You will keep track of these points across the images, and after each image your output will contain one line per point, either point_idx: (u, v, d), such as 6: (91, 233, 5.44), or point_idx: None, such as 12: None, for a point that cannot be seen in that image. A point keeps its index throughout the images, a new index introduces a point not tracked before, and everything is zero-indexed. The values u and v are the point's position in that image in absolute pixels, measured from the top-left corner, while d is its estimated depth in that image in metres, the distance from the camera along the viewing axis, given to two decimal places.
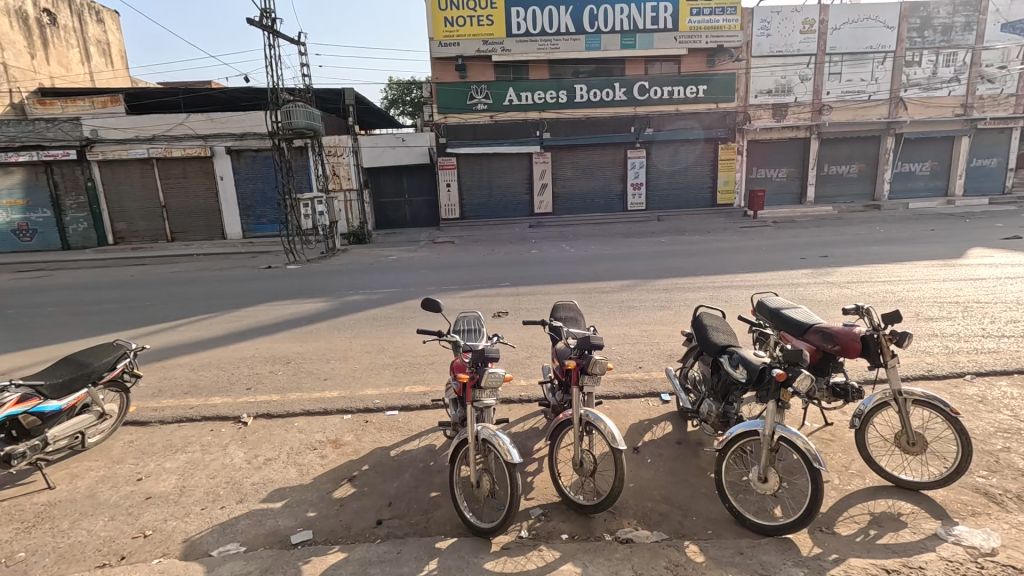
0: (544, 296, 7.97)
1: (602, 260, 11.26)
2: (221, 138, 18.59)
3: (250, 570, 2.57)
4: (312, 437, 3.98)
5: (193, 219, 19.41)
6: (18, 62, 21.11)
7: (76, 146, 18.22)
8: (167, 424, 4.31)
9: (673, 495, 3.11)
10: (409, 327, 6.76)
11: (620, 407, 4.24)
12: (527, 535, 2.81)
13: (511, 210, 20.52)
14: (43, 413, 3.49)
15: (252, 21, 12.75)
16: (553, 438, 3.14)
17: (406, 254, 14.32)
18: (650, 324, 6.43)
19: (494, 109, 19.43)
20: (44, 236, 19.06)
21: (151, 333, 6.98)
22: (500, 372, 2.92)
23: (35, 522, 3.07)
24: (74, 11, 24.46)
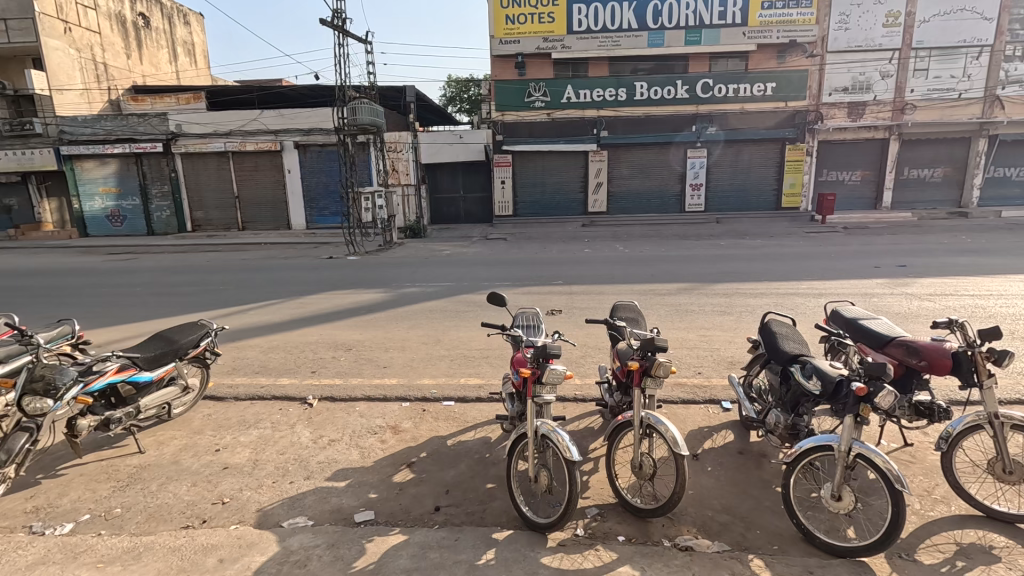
0: (598, 296, 7.89)
1: (658, 262, 11.02)
2: (290, 133, 19.53)
3: (318, 543, 2.70)
4: (372, 422, 4.12)
5: (262, 210, 20.52)
6: (116, 62, 23.23)
7: (163, 140, 19.72)
8: (240, 400, 4.60)
9: (736, 507, 3.00)
10: (464, 320, 6.87)
11: (679, 413, 4.14)
12: (583, 533, 2.80)
13: (564, 209, 20.39)
14: (138, 382, 3.79)
15: (324, 21, 13.35)
16: (611, 438, 3.10)
17: (460, 249, 14.53)
18: (709, 330, 6.23)
19: (552, 106, 19.34)
20: (133, 221, 20.80)
21: (226, 315, 7.48)
22: (561, 369, 2.91)
23: (129, 482, 3.36)
24: (166, 14, 26.43)
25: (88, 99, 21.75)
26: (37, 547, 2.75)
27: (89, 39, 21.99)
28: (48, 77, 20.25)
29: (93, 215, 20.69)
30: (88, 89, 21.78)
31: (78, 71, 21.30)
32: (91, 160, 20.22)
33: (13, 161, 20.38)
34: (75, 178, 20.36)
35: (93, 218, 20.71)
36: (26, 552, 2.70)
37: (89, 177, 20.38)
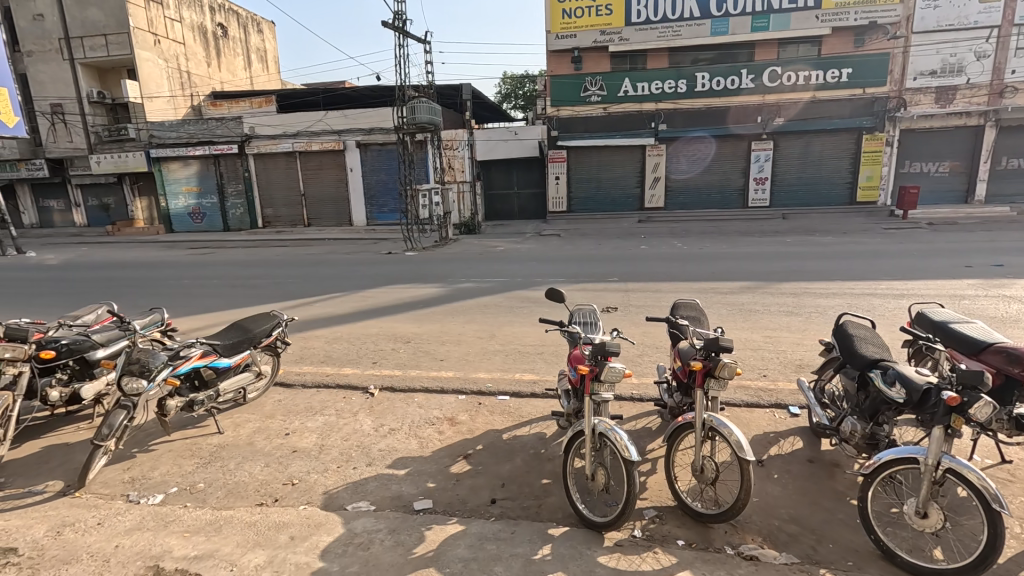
0: (655, 294, 7.67)
1: (720, 260, 10.60)
2: (352, 132, 20.31)
3: (380, 528, 2.81)
4: (430, 413, 4.23)
5: (326, 207, 21.48)
6: (198, 70, 25.06)
7: (238, 142, 21.05)
8: (307, 387, 4.86)
9: (805, 518, 2.84)
10: (520, 316, 6.90)
11: (743, 416, 3.97)
12: (641, 535, 2.74)
13: (620, 204, 19.98)
14: (218, 367, 4.06)
15: (386, 23, 13.79)
16: (671, 440, 3.01)
17: (513, 246, 14.57)
18: (775, 330, 5.93)
19: (609, 100, 18.98)
20: (211, 218, 22.35)
21: (295, 307, 7.92)
22: (620, 367, 2.84)
23: (209, 460, 3.62)
24: (241, 24, 28.18)
25: (173, 105, 23.62)
26: (134, 514, 3.02)
27: (175, 50, 23.86)
28: (140, 86, 22.16)
29: (178, 212, 22.42)
30: (174, 97, 23.67)
31: (165, 80, 23.17)
32: (176, 162, 21.88)
33: (110, 163, 22.44)
34: (163, 178, 22.10)
35: (177, 216, 22.48)
36: (123, 518, 2.97)
37: (174, 177, 22.06)
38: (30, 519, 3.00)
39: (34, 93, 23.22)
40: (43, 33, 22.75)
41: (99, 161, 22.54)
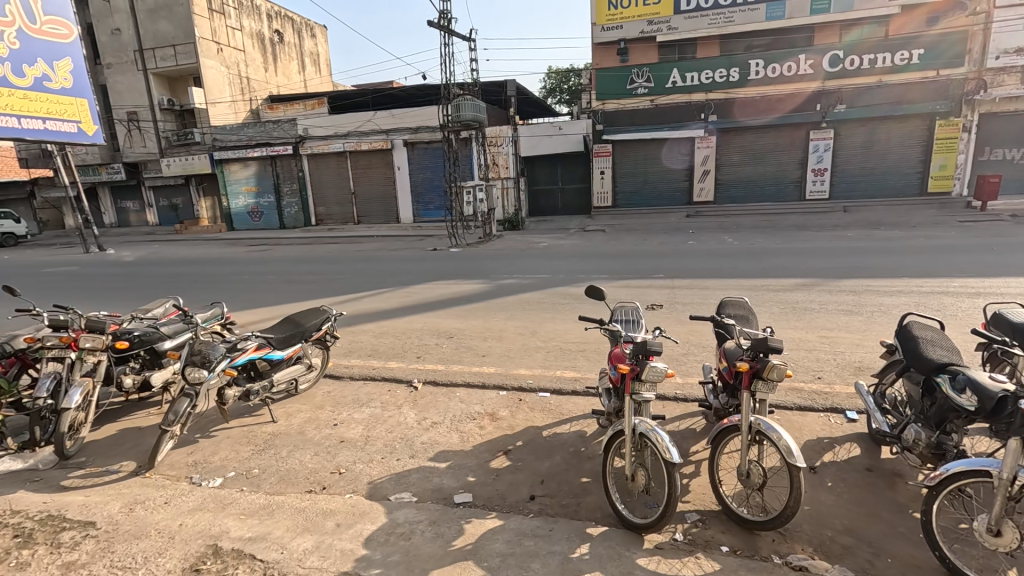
0: (702, 291, 7.45)
1: (773, 256, 10.16)
2: (400, 131, 20.76)
3: (420, 519, 2.88)
4: (471, 408, 4.28)
5: (374, 205, 22.07)
6: (256, 75, 26.35)
7: (293, 143, 21.96)
8: (355, 380, 5.03)
9: (861, 530, 2.69)
10: (562, 313, 6.88)
11: (795, 420, 3.79)
12: (683, 539, 2.68)
13: (667, 198, 19.46)
14: (272, 359, 4.28)
15: (432, 22, 14.04)
16: (716, 443, 2.91)
17: (557, 241, 14.49)
18: (831, 330, 5.63)
19: (656, 92, 18.52)
20: (269, 216, 23.48)
21: (344, 301, 8.22)
22: (662, 366, 2.77)
23: (264, 447, 3.82)
24: (295, 29, 29.35)
25: (234, 110, 25.03)
26: (196, 495, 3.23)
27: (236, 57, 25.20)
28: (205, 92, 23.60)
29: (238, 211, 23.68)
30: (235, 101, 25.08)
31: (227, 86, 24.54)
32: (237, 163, 23.07)
33: (178, 166, 23.95)
34: (225, 179, 23.37)
35: (238, 215, 23.75)
36: (188, 498, 3.19)
37: (236, 178, 23.28)
38: (107, 495, 3.27)
39: (113, 102, 25.16)
40: (120, 45, 24.54)
41: (169, 164, 24.12)
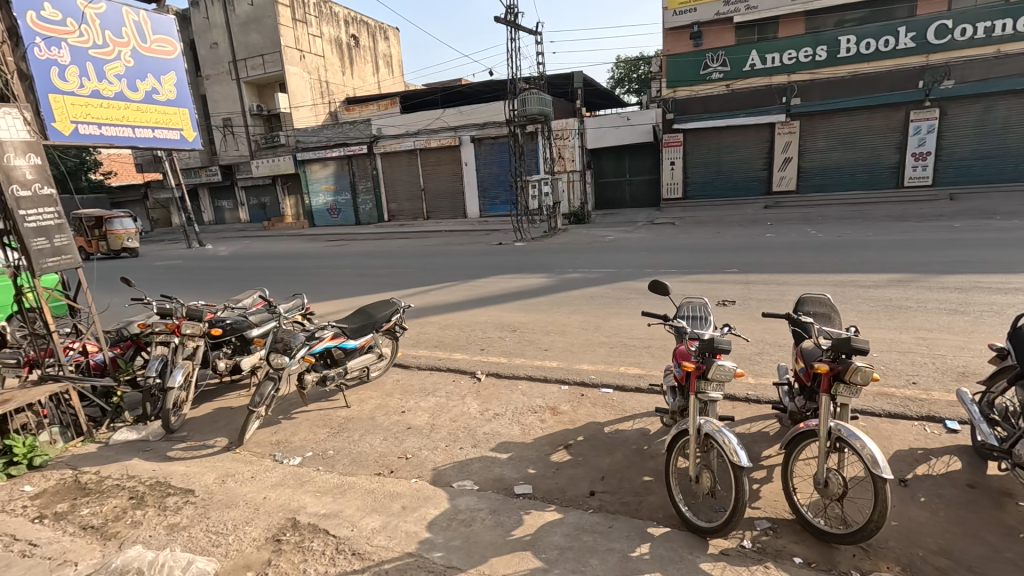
0: (779, 287, 7.02)
1: (863, 249, 9.35)
2: (467, 128, 21.14)
3: (481, 507, 2.95)
4: (533, 401, 4.31)
5: (443, 201, 22.65)
6: (334, 79, 27.90)
7: (367, 142, 23.07)
8: (422, 369, 5.23)
9: (958, 551, 2.44)
10: (626, 308, 6.74)
11: (883, 428, 3.49)
12: (751, 546, 2.55)
13: (743, 188, 18.41)
14: (346, 348, 4.53)
15: (498, 19, 14.17)
16: (790, 448, 2.74)
17: (623, 235, 14.20)
18: (930, 331, 5.11)
19: (732, 77, 17.57)
20: (346, 213, 24.80)
21: (414, 294, 8.53)
22: (731, 366, 2.64)
23: (339, 430, 4.07)
24: (370, 33, 30.60)
25: (315, 113, 26.69)
26: (278, 472, 3.51)
27: (316, 63, 26.81)
28: (289, 97, 25.34)
29: (319, 209, 25.18)
30: (315, 105, 26.72)
31: (308, 91, 26.20)
32: (317, 164, 24.52)
33: (266, 167, 25.85)
34: (307, 178, 24.93)
35: (318, 212, 25.28)
36: (271, 474, 3.47)
37: (316, 178, 24.75)
38: (204, 466, 3.63)
39: (211, 110, 27.65)
40: (216, 58, 26.82)
41: (258, 165, 26.08)
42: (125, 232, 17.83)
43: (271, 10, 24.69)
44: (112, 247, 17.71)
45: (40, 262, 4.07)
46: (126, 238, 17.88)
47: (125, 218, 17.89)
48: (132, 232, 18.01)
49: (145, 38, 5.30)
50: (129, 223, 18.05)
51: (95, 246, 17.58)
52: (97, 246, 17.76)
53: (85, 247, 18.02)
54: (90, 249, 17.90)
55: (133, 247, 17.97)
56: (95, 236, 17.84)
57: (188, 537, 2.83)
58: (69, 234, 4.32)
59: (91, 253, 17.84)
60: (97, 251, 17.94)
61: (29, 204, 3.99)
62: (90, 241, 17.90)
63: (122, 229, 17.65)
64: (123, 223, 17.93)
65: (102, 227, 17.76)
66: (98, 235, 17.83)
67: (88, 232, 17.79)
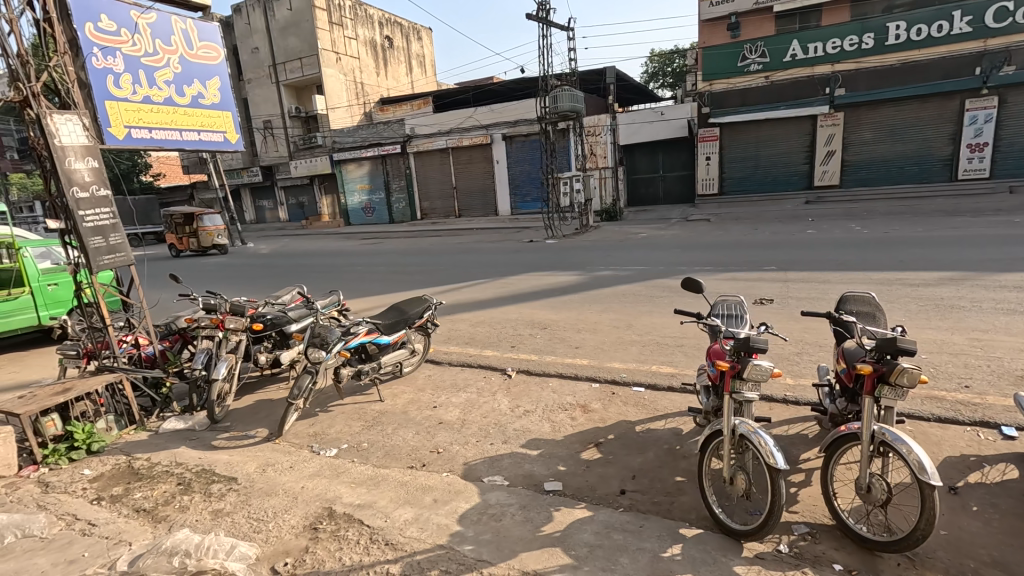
0: (821, 285, 6.77)
1: (912, 245, 8.90)
2: (499, 126, 21.19)
3: (512, 502, 2.98)
4: (563, 398, 4.31)
5: (474, 199, 22.80)
6: (369, 80, 28.47)
7: (401, 142, 23.46)
8: (453, 365, 5.30)
9: (1014, 565, 2.30)
10: (658, 306, 6.64)
11: (930, 432, 3.33)
12: (787, 551, 2.48)
13: (783, 183, 17.82)
14: (380, 343, 4.64)
15: (529, 16, 14.15)
16: (830, 451, 2.64)
17: (656, 232, 13.99)
18: (985, 332, 4.84)
19: (771, 68, 17.00)
20: (380, 212, 25.26)
21: (445, 291, 8.63)
22: (768, 365, 2.57)
23: (372, 423, 4.17)
24: (404, 33, 31.02)
25: (350, 114, 27.32)
26: (315, 462, 3.62)
27: (352, 65, 27.43)
28: (326, 99, 26.04)
29: (354, 208, 25.75)
30: (351, 106, 27.34)
31: (344, 92, 26.85)
32: (352, 163, 25.06)
33: (304, 168, 26.59)
34: (342, 178, 25.50)
35: (353, 211, 25.86)
36: (309, 464, 3.58)
37: (351, 177, 25.30)
38: (246, 456, 3.78)
39: (253, 113, 28.64)
40: (258, 62, 27.74)
41: (297, 166, 26.85)
42: (215, 229, 18.00)
43: (309, 14, 25.37)
44: (202, 243, 17.93)
45: (97, 259, 4.32)
46: (216, 234, 18.05)
47: (214, 215, 18.07)
48: (221, 229, 18.17)
49: (191, 44, 5.48)
50: (218, 220, 18.23)
51: (186, 242, 17.86)
52: (187, 243, 18.04)
53: (177, 245, 18.34)
54: (181, 246, 18.22)
55: (222, 243, 18.12)
56: (186, 234, 18.17)
57: (232, 522, 2.96)
58: (123, 233, 4.57)
59: (183, 250, 18.16)
60: (187, 249, 18.25)
61: (87, 205, 4.24)
62: (181, 238, 18.23)
63: (212, 226, 17.82)
64: (212, 219, 18.11)
65: (193, 224, 18.04)
66: (188, 232, 18.16)
67: (180, 229, 18.17)
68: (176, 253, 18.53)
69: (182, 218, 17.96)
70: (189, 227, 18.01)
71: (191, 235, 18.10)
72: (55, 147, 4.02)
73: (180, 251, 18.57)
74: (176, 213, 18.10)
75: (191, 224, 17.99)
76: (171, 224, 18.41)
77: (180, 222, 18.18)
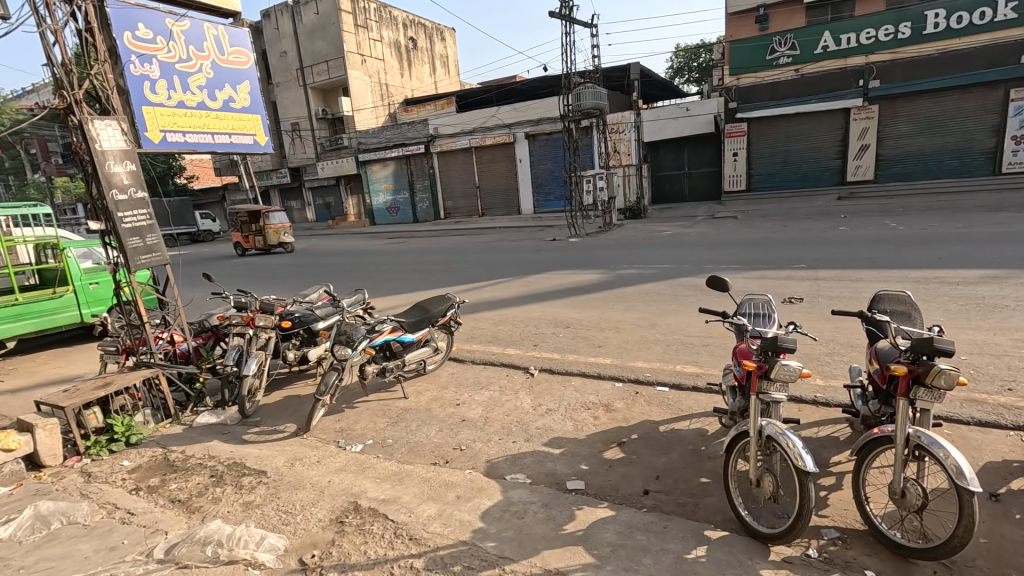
0: (853, 283, 6.57)
1: (950, 242, 8.55)
2: (521, 125, 21.18)
3: (534, 500, 2.98)
4: (586, 397, 4.29)
5: (497, 198, 22.84)
6: (393, 81, 28.82)
7: (424, 142, 23.68)
8: (476, 364, 5.33)
9: None
10: (683, 305, 6.55)
11: (970, 436, 3.20)
12: (817, 556, 2.42)
13: (813, 179, 17.34)
14: (404, 341, 4.69)
15: (552, 13, 14.12)
16: (863, 454, 2.56)
17: (681, 229, 13.79)
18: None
19: (801, 60, 16.53)
20: (404, 212, 25.53)
21: (468, 290, 8.68)
22: (796, 366, 2.51)
23: (396, 420, 4.23)
24: (427, 34, 31.25)
25: (375, 115, 27.72)
26: (341, 458, 3.69)
27: (377, 66, 27.81)
28: (352, 101, 26.49)
29: (379, 208, 26.10)
30: (376, 107, 27.74)
31: (368, 94, 27.25)
32: (377, 164, 25.40)
33: (331, 168, 27.09)
34: (368, 178, 25.88)
35: (378, 211, 26.21)
36: (335, 459, 3.66)
37: (376, 178, 25.65)
38: (274, 450, 3.88)
39: (281, 116, 29.31)
40: (286, 66, 28.35)
41: (324, 167, 27.40)
42: (281, 227, 17.93)
43: (335, 17, 25.80)
44: (268, 241, 17.83)
45: (135, 259, 4.49)
46: (280, 232, 17.93)
47: (280, 213, 17.94)
48: (287, 227, 18.07)
49: (222, 50, 5.65)
50: (283, 218, 18.12)
51: (252, 240, 17.80)
52: (254, 241, 18.05)
53: (243, 243, 18.31)
54: (247, 244, 18.16)
55: (288, 241, 18.01)
56: (251, 232, 18.12)
57: (261, 514, 3.04)
58: (159, 233, 4.73)
59: (248, 248, 18.11)
60: (253, 247, 18.22)
61: (125, 207, 4.41)
62: (247, 236, 18.20)
63: (279, 224, 17.72)
64: (278, 217, 18.03)
65: (259, 222, 18.01)
66: (254, 231, 18.14)
67: (246, 227, 18.14)
68: (242, 251, 18.57)
69: (248, 216, 17.91)
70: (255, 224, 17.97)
71: (256, 233, 18.05)
72: (97, 152, 4.20)
73: (245, 250, 18.57)
74: (243, 210, 18.07)
75: (257, 222, 17.93)
76: (237, 223, 18.41)
77: (247, 220, 18.17)
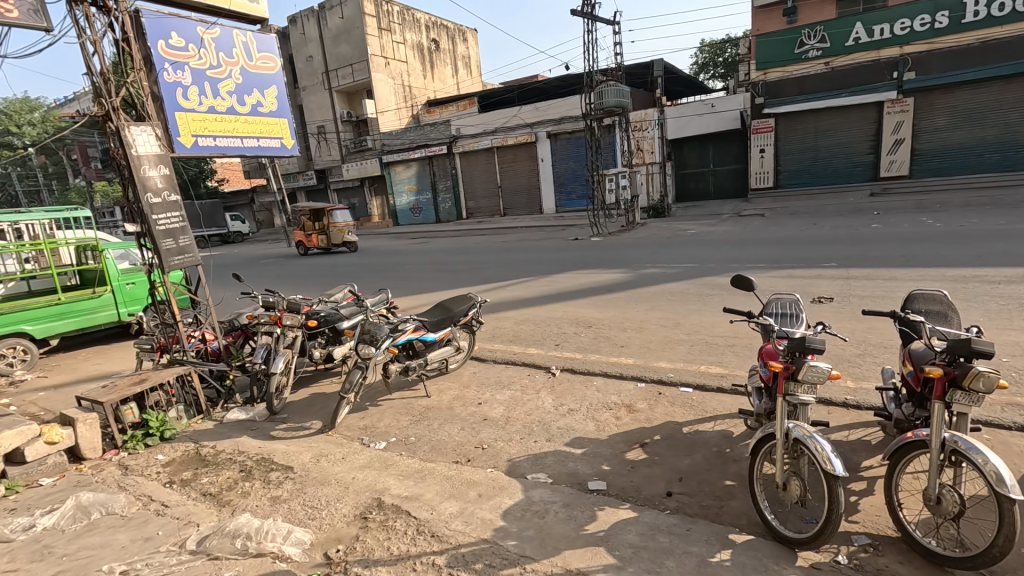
0: (886, 282, 6.36)
1: (991, 239, 8.21)
2: (543, 124, 21.14)
3: (555, 500, 2.98)
4: (608, 398, 4.26)
5: (519, 197, 22.85)
6: (416, 83, 29.09)
7: (446, 142, 23.85)
8: (497, 363, 5.35)
9: None
10: (708, 304, 6.45)
11: (1011, 441, 3.07)
12: (846, 562, 2.36)
13: (844, 175, 16.84)
14: (426, 340, 4.73)
15: (574, 12, 14.06)
16: (895, 458, 2.48)
17: (705, 228, 13.58)
18: None
19: (831, 53, 16.10)
20: (427, 212, 25.76)
21: (489, 289, 8.72)
22: (825, 367, 2.44)
23: (419, 418, 4.27)
24: (450, 35, 31.45)
25: (398, 117, 28.07)
26: (365, 455, 3.75)
27: (400, 68, 28.13)
28: (376, 103, 26.90)
29: (402, 208, 26.39)
30: (399, 109, 28.09)
31: (392, 96, 27.60)
32: (400, 165, 25.69)
33: (356, 170, 27.53)
34: (391, 179, 26.21)
35: (401, 211, 26.52)
36: (359, 456, 3.72)
37: (400, 178, 25.96)
38: (300, 446, 3.97)
39: (308, 119, 29.92)
40: (312, 70, 28.90)
41: (349, 169, 27.87)
42: (345, 225, 17.77)
43: (360, 21, 26.18)
44: (332, 240, 17.71)
45: (169, 260, 4.64)
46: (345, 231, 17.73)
47: (345, 211, 17.77)
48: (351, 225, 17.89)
49: (251, 56, 5.76)
50: (347, 216, 17.98)
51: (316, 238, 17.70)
52: (317, 239, 17.96)
53: (306, 242, 18.29)
54: (310, 243, 18.11)
55: (352, 240, 17.78)
56: (315, 231, 18.05)
57: (288, 509, 3.12)
58: (191, 235, 4.91)
59: (311, 247, 18.05)
60: (315, 246, 18.14)
61: (160, 209, 4.58)
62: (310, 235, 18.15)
63: (343, 222, 17.56)
64: (341, 215, 17.90)
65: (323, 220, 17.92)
66: (318, 229, 18.05)
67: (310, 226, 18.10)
68: (305, 250, 18.54)
69: (312, 215, 17.86)
70: (319, 223, 17.92)
71: (320, 232, 17.99)
72: (133, 156, 4.36)
73: (307, 249, 18.56)
74: (307, 210, 18.05)
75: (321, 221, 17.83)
76: (301, 222, 18.40)
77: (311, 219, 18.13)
